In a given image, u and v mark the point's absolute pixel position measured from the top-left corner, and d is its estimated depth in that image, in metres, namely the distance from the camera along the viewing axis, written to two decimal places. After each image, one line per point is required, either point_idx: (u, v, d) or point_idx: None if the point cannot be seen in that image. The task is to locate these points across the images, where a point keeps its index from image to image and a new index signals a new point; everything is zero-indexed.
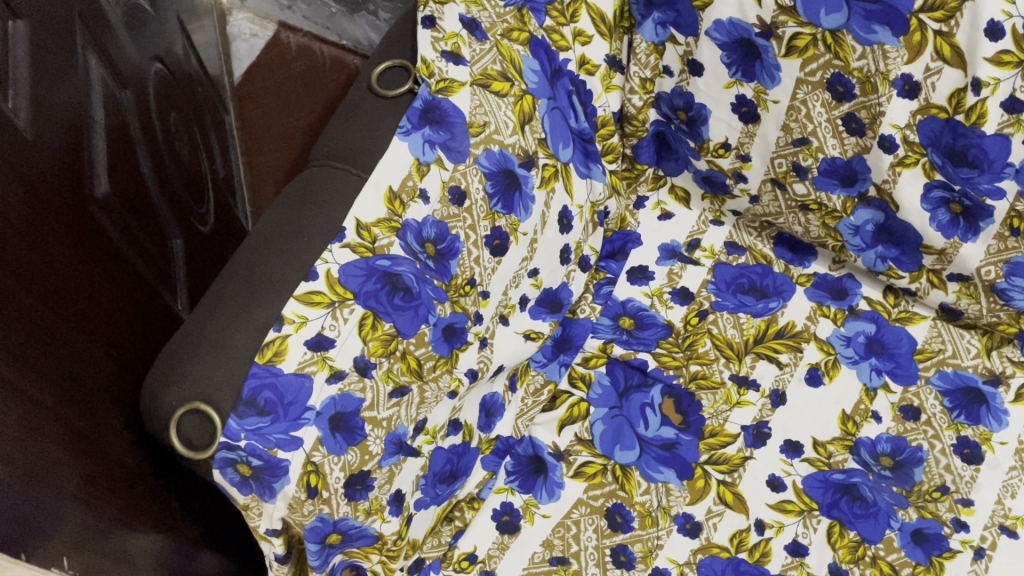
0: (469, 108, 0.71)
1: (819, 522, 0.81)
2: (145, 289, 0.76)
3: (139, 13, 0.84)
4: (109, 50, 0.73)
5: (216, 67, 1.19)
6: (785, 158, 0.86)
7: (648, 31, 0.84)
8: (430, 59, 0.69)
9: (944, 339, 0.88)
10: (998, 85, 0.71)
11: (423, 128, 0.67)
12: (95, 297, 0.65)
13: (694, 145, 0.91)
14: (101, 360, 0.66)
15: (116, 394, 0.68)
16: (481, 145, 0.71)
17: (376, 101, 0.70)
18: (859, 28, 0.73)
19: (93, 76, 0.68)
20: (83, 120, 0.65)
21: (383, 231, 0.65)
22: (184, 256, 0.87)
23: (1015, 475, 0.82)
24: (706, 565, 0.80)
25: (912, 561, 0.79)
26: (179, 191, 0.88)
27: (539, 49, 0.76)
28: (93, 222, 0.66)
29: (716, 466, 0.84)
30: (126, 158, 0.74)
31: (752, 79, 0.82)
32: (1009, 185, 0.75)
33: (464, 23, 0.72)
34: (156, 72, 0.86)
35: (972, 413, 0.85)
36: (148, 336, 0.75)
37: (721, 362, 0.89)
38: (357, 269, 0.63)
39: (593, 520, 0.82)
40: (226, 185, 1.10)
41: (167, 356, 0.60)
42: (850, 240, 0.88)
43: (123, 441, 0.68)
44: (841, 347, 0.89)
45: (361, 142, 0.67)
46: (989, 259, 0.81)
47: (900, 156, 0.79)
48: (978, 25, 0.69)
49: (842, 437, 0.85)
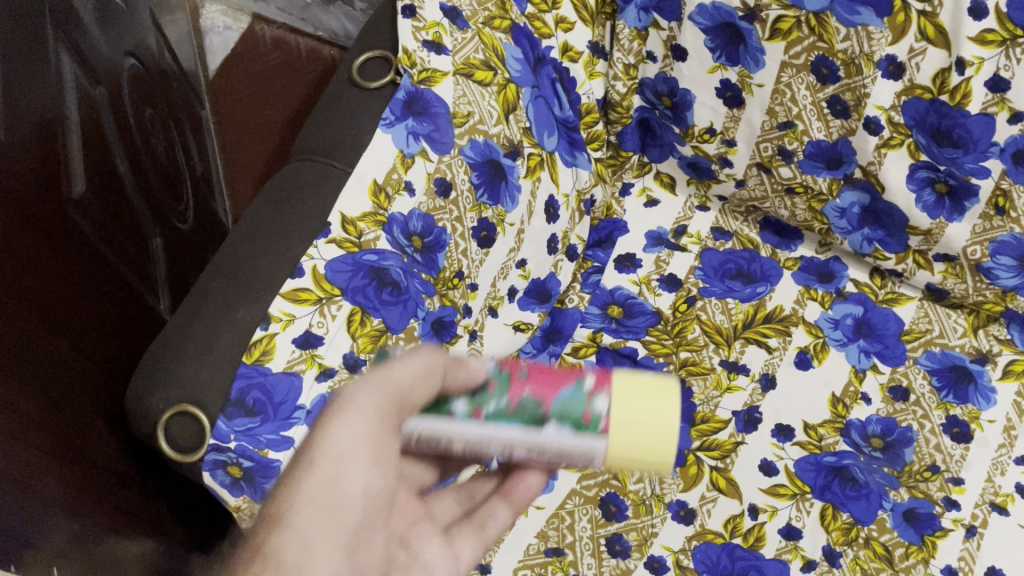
0: (453, 99, 0.70)
1: (812, 505, 0.80)
2: (126, 291, 0.74)
3: (112, 9, 0.82)
4: (80, 45, 0.71)
5: (191, 61, 1.17)
6: (769, 142, 0.86)
7: (631, 15, 0.84)
8: (412, 49, 0.68)
9: (930, 319, 0.88)
10: (982, 66, 0.70)
11: (406, 119, 0.67)
12: (74, 298, 0.64)
13: (679, 130, 0.91)
14: (83, 362, 0.64)
15: (99, 398, 0.66)
16: (465, 136, 0.70)
17: (358, 93, 0.69)
18: (842, 9, 0.73)
19: (66, 73, 0.67)
20: (58, 119, 0.64)
21: (369, 225, 0.64)
22: (164, 255, 0.86)
23: (1003, 453, 0.83)
24: (701, 551, 0.79)
25: (905, 542, 0.79)
26: (157, 188, 0.86)
27: (521, 37, 0.76)
28: (69, 222, 0.64)
29: (708, 452, 0.83)
30: (103, 157, 0.73)
31: (737, 63, 0.82)
32: (993, 164, 0.75)
33: (445, 12, 0.71)
34: (130, 68, 0.84)
35: (961, 393, 0.85)
36: (130, 336, 0.74)
37: (710, 348, 0.88)
38: (344, 265, 0.62)
39: (587, 511, 0.81)
40: (204, 181, 1.08)
41: (151, 357, 0.60)
42: (837, 223, 0.88)
43: (106, 444, 0.67)
44: (829, 329, 0.88)
45: (343, 136, 0.67)
46: (975, 238, 0.81)
47: (885, 138, 0.79)
48: (962, 5, 0.69)
49: (832, 420, 0.85)
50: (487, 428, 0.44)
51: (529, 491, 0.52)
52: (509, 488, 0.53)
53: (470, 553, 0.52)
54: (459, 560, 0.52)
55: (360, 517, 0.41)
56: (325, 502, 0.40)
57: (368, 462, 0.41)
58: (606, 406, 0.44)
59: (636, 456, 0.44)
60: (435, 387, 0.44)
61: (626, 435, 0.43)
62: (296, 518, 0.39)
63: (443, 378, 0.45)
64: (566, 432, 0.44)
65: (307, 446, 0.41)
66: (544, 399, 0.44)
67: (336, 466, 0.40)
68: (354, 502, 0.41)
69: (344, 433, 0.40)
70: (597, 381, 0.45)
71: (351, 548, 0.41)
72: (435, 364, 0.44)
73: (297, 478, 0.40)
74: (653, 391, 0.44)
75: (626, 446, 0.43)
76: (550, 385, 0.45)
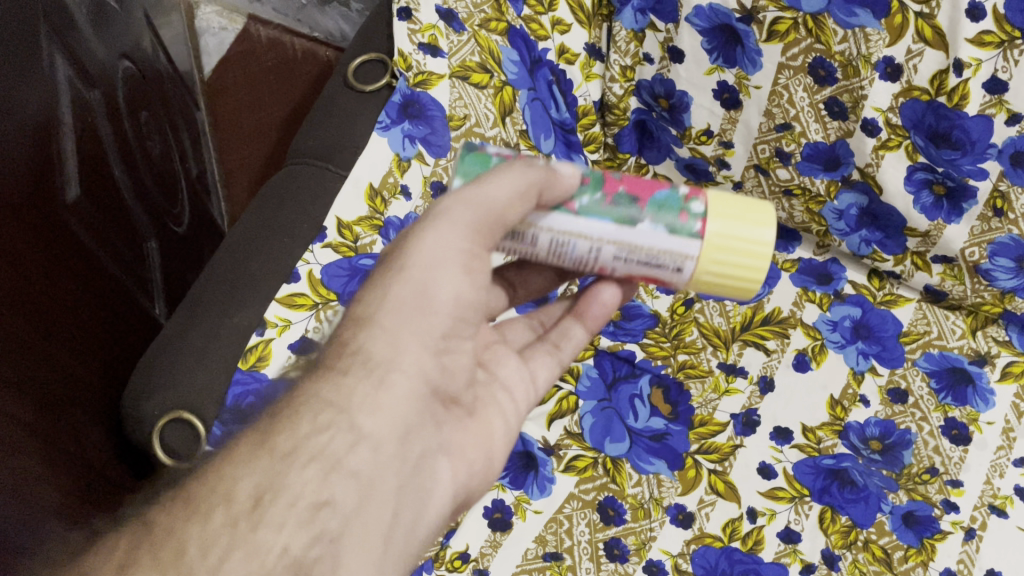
0: (448, 101, 0.73)
1: (811, 508, 0.80)
2: (122, 295, 0.74)
3: (106, 10, 0.81)
4: (73, 48, 0.70)
5: (185, 63, 1.16)
6: (767, 144, 0.86)
7: (627, 17, 0.85)
8: (408, 52, 0.72)
9: (929, 321, 0.88)
10: (980, 67, 0.70)
11: (402, 122, 0.71)
12: (67, 303, 0.64)
13: (676, 133, 0.91)
14: (77, 366, 0.65)
15: (91, 402, 0.66)
16: (461, 138, 0.74)
17: (354, 96, 0.75)
18: (840, 11, 0.73)
19: (60, 77, 0.66)
20: (51, 123, 0.63)
21: (364, 230, 0.69)
22: (159, 259, 0.86)
23: (1002, 455, 0.82)
24: (700, 555, 0.78)
25: (904, 545, 0.79)
26: (153, 192, 0.86)
27: (517, 39, 0.78)
28: (63, 227, 0.64)
29: (706, 456, 0.83)
30: (97, 161, 0.72)
31: (733, 64, 0.82)
32: (991, 166, 0.75)
33: (441, 14, 0.75)
34: (124, 71, 0.83)
35: (959, 394, 0.85)
36: (124, 338, 0.75)
37: (708, 350, 0.88)
38: (340, 270, 0.67)
39: (585, 515, 0.80)
40: (200, 184, 1.07)
41: (148, 364, 0.63)
42: (835, 224, 0.88)
43: (102, 450, 0.67)
44: (827, 332, 0.88)
45: (338, 141, 0.72)
46: (973, 240, 0.81)
47: (883, 140, 0.79)
48: (960, 6, 0.68)
49: (831, 422, 0.85)
50: (582, 219, 0.49)
51: (605, 303, 0.58)
52: (580, 308, 0.59)
53: (547, 372, 0.59)
54: (537, 378, 0.58)
55: (449, 322, 0.46)
56: (415, 303, 0.45)
57: (458, 270, 0.46)
58: (702, 210, 0.49)
59: (727, 261, 0.49)
60: (530, 206, 0.47)
61: (721, 236, 0.49)
62: (383, 319, 0.44)
63: (539, 194, 0.48)
64: (659, 231, 0.49)
65: (400, 248, 0.46)
66: (639, 196, 0.50)
67: (427, 271, 0.45)
68: (445, 304, 0.46)
69: (437, 240, 0.45)
70: (692, 190, 0.50)
71: (438, 350, 0.46)
72: (532, 182, 0.47)
73: (390, 280, 0.45)
74: (746, 206, 0.50)
75: (717, 249, 0.49)
76: (645, 187, 0.50)
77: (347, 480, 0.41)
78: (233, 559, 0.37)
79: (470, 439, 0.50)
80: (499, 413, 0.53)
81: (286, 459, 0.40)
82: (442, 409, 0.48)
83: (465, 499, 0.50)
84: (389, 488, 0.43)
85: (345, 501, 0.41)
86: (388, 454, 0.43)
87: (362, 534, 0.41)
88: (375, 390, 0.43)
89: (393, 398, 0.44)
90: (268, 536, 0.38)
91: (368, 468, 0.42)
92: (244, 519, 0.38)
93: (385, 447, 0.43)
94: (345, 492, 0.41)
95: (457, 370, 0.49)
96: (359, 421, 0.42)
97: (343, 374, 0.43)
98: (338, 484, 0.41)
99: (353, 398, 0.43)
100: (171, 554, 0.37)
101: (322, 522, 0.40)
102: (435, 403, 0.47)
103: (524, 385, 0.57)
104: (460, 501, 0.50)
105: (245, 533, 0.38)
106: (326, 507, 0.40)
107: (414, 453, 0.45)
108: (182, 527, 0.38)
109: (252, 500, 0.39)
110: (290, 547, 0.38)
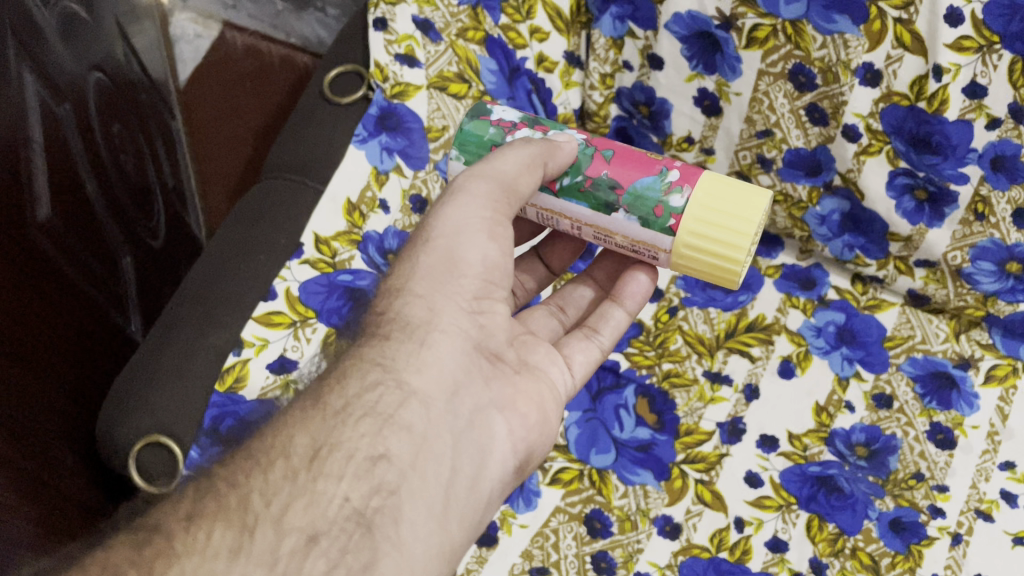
0: (426, 112, 0.75)
1: (798, 517, 0.80)
2: (92, 310, 0.75)
3: (76, 19, 0.77)
4: (43, 63, 0.68)
5: (160, 71, 1.13)
6: (749, 150, 0.86)
7: (606, 25, 0.84)
8: (384, 63, 0.74)
9: (912, 325, 0.88)
10: (959, 72, 0.70)
11: (378, 135, 0.73)
12: (26, 320, 0.64)
13: (657, 139, 0.90)
14: (31, 380, 0.65)
15: (40, 415, 0.67)
16: (440, 150, 0.76)
17: (330, 108, 0.76)
18: (819, 18, 0.73)
19: (29, 93, 0.64)
20: (20, 142, 0.62)
21: (342, 245, 0.70)
22: (135, 274, 0.85)
23: (987, 458, 0.82)
24: (687, 567, 0.78)
25: (891, 551, 0.78)
26: (129, 208, 0.84)
27: (495, 48, 0.78)
28: (29, 245, 0.64)
29: (693, 465, 0.82)
30: (68, 179, 0.70)
31: (713, 71, 0.82)
32: (971, 171, 0.75)
33: (417, 24, 0.76)
34: (97, 82, 0.80)
35: (944, 398, 0.85)
36: (87, 353, 0.75)
37: (693, 359, 0.87)
38: (318, 286, 0.68)
39: (571, 528, 0.79)
40: (176, 197, 1.05)
41: (124, 388, 0.66)
42: (817, 230, 0.88)
43: (42, 460, 0.66)
44: (811, 338, 0.87)
45: (315, 155, 0.73)
46: (955, 244, 0.81)
47: (863, 146, 0.79)
48: (938, 12, 0.68)
49: (817, 429, 0.84)
50: (565, 199, 0.60)
51: (635, 295, 0.65)
52: (615, 290, 0.66)
53: (583, 354, 0.63)
54: (574, 362, 0.62)
55: (478, 281, 0.53)
56: (442, 266, 0.53)
57: (481, 236, 0.53)
58: (680, 202, 0.57)
59: (713, 237, 0.56)
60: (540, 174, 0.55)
61: (699, 208, 0.56)
62: (415, 287, 0.52)
63: (545, 164, 0.56)
64: (633, 221, 0.58)
65: (427, 223, 0.54)
66: (619, 183, 0.58)
67: (452, 239, 0.53)
68: (469, 264, 0.53)
69: (458, 212, 0.53)
70: (680, 179, 0.57)
71: (471, 309, 0.53)
72: (536, 156, 0.55)
73: (420, 250, 0.53)
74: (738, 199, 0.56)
75: (710, 253, 0.57)
76: (628, 174, 0.58)
77: (399, 432, 0.47)
78: (295, 508, 0.42)
79: (520, 394, 0.54)
80: (545, 385, 0.57)
81: (339, 416, 0.47)
82: (488, 366, 0.53)
83: (527, 454, 0.55)
84: (444, 444, 0.48)
85: (400, 453, 0.46)
86: (437, 409, 0.49)
87: (421, 483, 0.46)
88: (418, 349, 0.50)
89: (436, 355, 0.50)
90: (328, 486, 0.44)
91: (420, 421, 0.48)
92: (304, 471, 0.44)
93: (434, 404, 0.49)
94: (399, 445, 0.46)
95: (494, 329, 0.54)
96: (407, 379, 0.49)
97: (386, 339, 0.51)
98: (391, 437, 0.46)
99: (399, 360, 0.49)
100: (236, 502, 0.42)
101: (380, 474, 0.45)
102: (480, 358, 0.53)
103: (558, 368, 0.60)
104: (522, 455, 0.54)
105: (305, 484, 0.43)
106: (382, 460, 0.45)
107: (465, 409, 0.50)
108: (244, 480, 0.43)
109: (310, 451, 0.45)
110: (350, 497, 0.44)
